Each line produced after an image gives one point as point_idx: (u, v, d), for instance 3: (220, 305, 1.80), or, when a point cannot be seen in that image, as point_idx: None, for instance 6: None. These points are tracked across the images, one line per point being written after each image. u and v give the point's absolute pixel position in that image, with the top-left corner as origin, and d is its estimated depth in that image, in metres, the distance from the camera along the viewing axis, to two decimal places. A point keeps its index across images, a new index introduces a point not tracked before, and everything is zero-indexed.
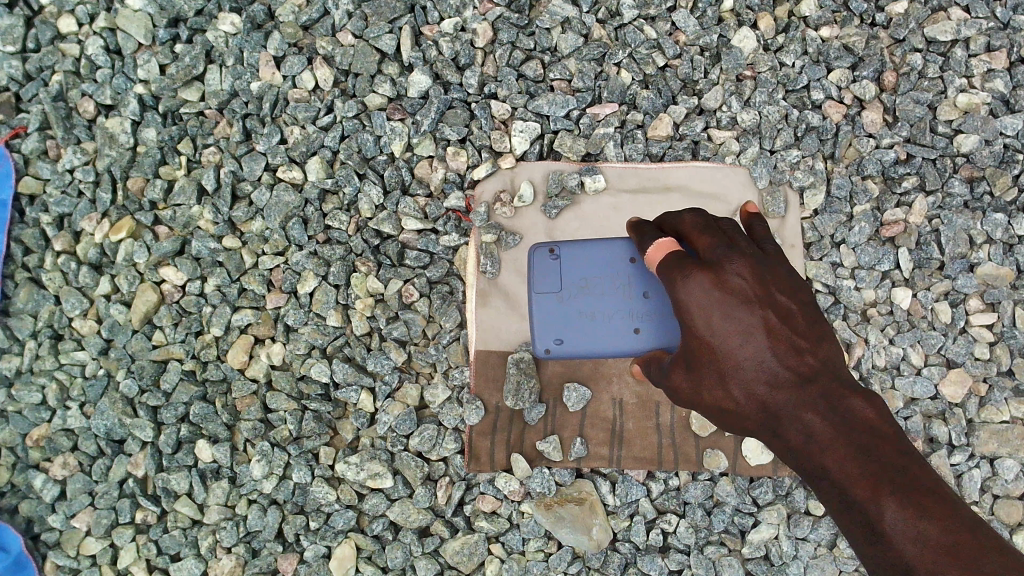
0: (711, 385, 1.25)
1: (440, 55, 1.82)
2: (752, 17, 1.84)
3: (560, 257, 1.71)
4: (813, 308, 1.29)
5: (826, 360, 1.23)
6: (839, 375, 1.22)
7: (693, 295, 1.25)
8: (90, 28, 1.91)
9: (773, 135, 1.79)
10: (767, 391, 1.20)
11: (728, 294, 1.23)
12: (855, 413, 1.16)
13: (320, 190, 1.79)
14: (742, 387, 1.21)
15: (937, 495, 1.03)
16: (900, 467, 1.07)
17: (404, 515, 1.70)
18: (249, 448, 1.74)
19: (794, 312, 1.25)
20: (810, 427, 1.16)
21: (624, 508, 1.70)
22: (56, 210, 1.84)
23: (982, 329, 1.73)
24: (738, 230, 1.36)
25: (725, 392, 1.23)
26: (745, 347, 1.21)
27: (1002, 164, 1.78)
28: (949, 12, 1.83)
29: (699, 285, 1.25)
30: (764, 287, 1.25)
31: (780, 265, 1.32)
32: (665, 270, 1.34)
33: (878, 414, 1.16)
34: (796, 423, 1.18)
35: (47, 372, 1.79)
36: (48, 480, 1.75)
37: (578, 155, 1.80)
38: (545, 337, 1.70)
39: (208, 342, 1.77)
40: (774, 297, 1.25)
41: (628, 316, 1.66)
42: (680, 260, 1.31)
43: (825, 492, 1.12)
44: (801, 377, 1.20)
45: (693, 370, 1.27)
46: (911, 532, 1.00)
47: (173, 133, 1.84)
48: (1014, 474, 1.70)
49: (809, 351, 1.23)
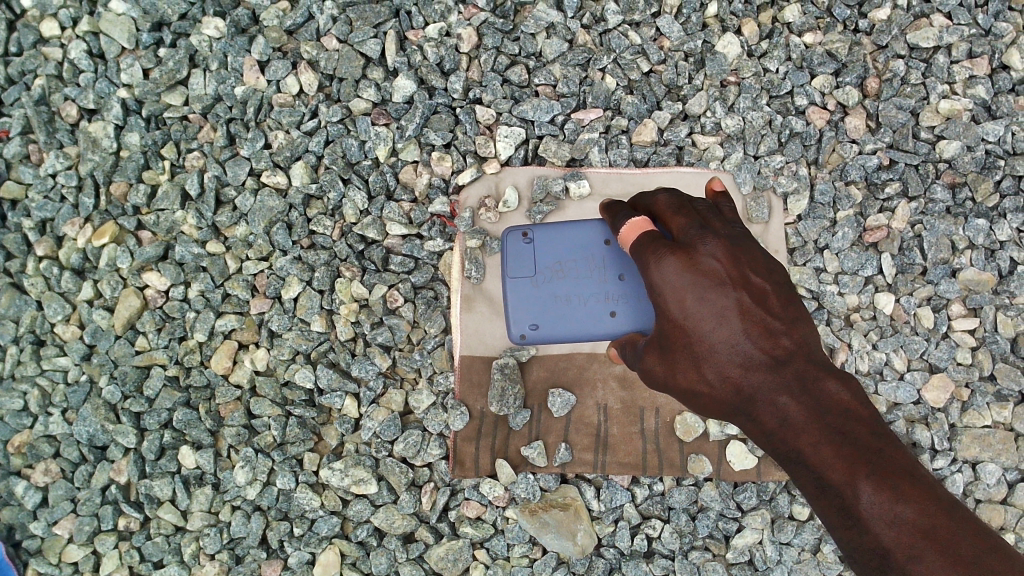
0: (685, 369, 1.22)
1: (424, 60, 1.82)
2: (736, 23, 1.85)
3: (533, 241, 1.71)
4: (788, 289, 1.26)
5: (801, 341, 1.20)
6: (815, 356, 1.19)
7: (668, 277, 1.24)
8: (73, 32, 1.90)
9: (757, 140, 1.80)
10: (740, 373, 1.17)
11: (701, 276, 1.22)
12: (830, 396, 1.13)
13: (305, 195, 1.79)
14: (716, 369, 1.19)
15: (914, 478, 1.02)
16: (877, 450, 1.05)
17: (388, 521, 1.70)
18: (233, 454, 1.73)
19: (768, 294, 1.23)
20: (785, 410, 1.13)
21: (609, 513, 1.70)
22: (39, 215, 1.83)
23: (963, 334, 1.74)
24: (713, 211, 1.36)
25: (699, 375, 1.21)
26: (717, 329, 1.19)
27: (983, 170, 1.79)
28: (931, 18, 1.84)
29: (672, 267, 1.24)
30: (737, 268, 1.23)
31: (756, 245, 1.31)
32: (639, 252, 1.34)
33: (855, 396, 1.12)
34: (770, 406, 1.15)
35: (29, 378, 1.78)
36: (29, 487, 1.74)
37: (563, 160, 1.80)
38: (520, 322, 1.68)
39: (192, 347, 1.76)
40: (747, 278, 1.23)
41: (604, 299, 1.65)
42: (654, 242, 1.31)
43: (801, 477, 1.10)
44: (776, 358, 1.17)
45: (668, 353, 1.25)
46: (887, 515, 0.99)
47: (157, 138, 1.83)
48: (996, 478, 1.70)
49: (784, 333, 1.19)
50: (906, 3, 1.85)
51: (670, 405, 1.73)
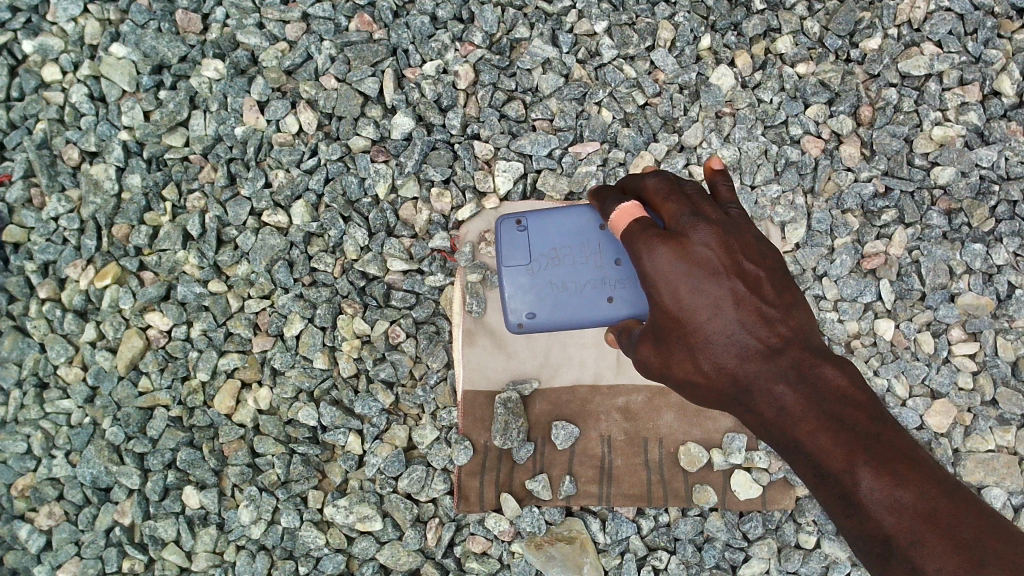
0: (681, 359, 1.16)
1: (422, 97, 1.85)
2: (729, 55, 1.88)
3: (527, 228, 1.60)
4: (782, 274, 1.19)
5: (798, 328, 1.13)
6: (812, 342, 1.12)
7: (659, 266, 1.15)
8: (74, 76, 1.92)
9: (753, 170, 1.81)
10: (737, 364, 1.11)
11: (694, 266, 1.13)
12: (827, 382, 1.06)
13: (306, 233, 1.80)
14: (712, 360, 1.12)
15: (913, 460, 0.96)
16: (875, 434, 0.99)
17: (394, 557, 1.70)
18: (237, 493, 1.73)
19: (763, 281, 1.15)
20: (782, 400, 1.07)
21: (615, 546, 1.70)
22: (41, 258, 1.84)
23: (964, 358, 1.75)
24: (704, 194, 1.26)
25: (696, 366, 1.14)
26: (713, 321, 1.12)
27: (979, 196, 1.80)
28: (921, 47, 1.87)
29: (664, 256, 1.15)
30: (731, 256, 1.15)
31: (747, 227, 1.23)
32: (629, 241, 1.24)
33: (852, 381, 1.06)
34: (766, 396, 1.08)
35: (32, 421, 1.77)
36: (33, 531, 1.73)
37: (561, 194, 1.81)
38: (518, 310, 1.59)
39: (195, 387, 1.77)
40: (741, 265, 1.15)
41: (600, 285, 1.55)
42: (645, 230, 1.21)
43: (801, 468, 1.04)
44: (772, 347, 1.10)
45: (660, 343, 1.19)
46: (888, 501, 0.94)
47: (158, 179, 1.85)
48: (1001, 503, 1.70)
49: (780, 320, 1.12)
50: (896, 33, 1.88)
51: (674, 436, 1.73)
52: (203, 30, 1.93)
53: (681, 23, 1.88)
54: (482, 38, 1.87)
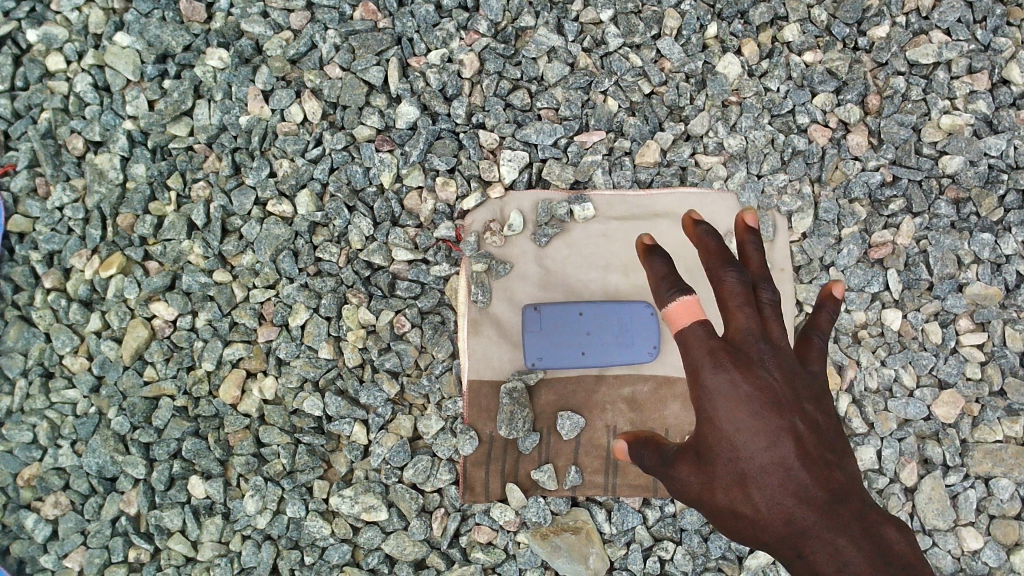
0: (727, 466, 1.07)
1: (427, 86, 1.83)
2: (736, 44, 1.86)
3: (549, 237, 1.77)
4: (822, 387, 1.16)
5: (850, 480, 1.08)
6: (862, 491, 1.08)
7: (721, 389, 1.09)
8: (78, 65, 1.92)
9: (760, 159, 1.80)
10: (795, 504, 1.03)
11: (767, 412, 1.07)
12: (890, 546, 1.02)
13: (311, 222, 1.80)
14: (766, 495, 1.04)
15: None
16: None
17: (399, 548, 1.69)
18: (243, 483, 1.73)
19: (819, 424, 1.11)
20: (847, 563, 1.00)
21: (621, 536, 1.70)
22: (45, 248, 1.83)
23: (971, 348, 1.74)
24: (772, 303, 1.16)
25: (743, 496, 1.06)
26: (779, 484, 1.04)
27: (987, 184, 1.79)
28: (929, 35, 1.85)
29: (727, 376, 1.09)
30: (794, 396, 1.10)
31: (811, 367, 1.17)
32: (685, 341, 1.13)
33: (912, 551, 1.04)
34: (831, 559, 1.01)
35: (38, 411, 1.77)
36: (40, 520, 1.73)
37: (567, 183, 1.80)
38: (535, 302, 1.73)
39: (200, 377, 1.76)
40: (803, 410, 1.10)
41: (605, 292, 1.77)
42: (698, 333, 1.12)
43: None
44: (831, 493, 1.04)
45: (703, 460, 1.09)
46: None
47: (163, 169, 1.84)
48: (1009, 494, 1.69)
49: (835, 466, 1.08)
50: (905, 20, 1.86)
51: (680, 426, 1.73)
52: (207, 18, 1.92)
53: (687, 11, 1.87)
54: (487, 26, 1.86)
